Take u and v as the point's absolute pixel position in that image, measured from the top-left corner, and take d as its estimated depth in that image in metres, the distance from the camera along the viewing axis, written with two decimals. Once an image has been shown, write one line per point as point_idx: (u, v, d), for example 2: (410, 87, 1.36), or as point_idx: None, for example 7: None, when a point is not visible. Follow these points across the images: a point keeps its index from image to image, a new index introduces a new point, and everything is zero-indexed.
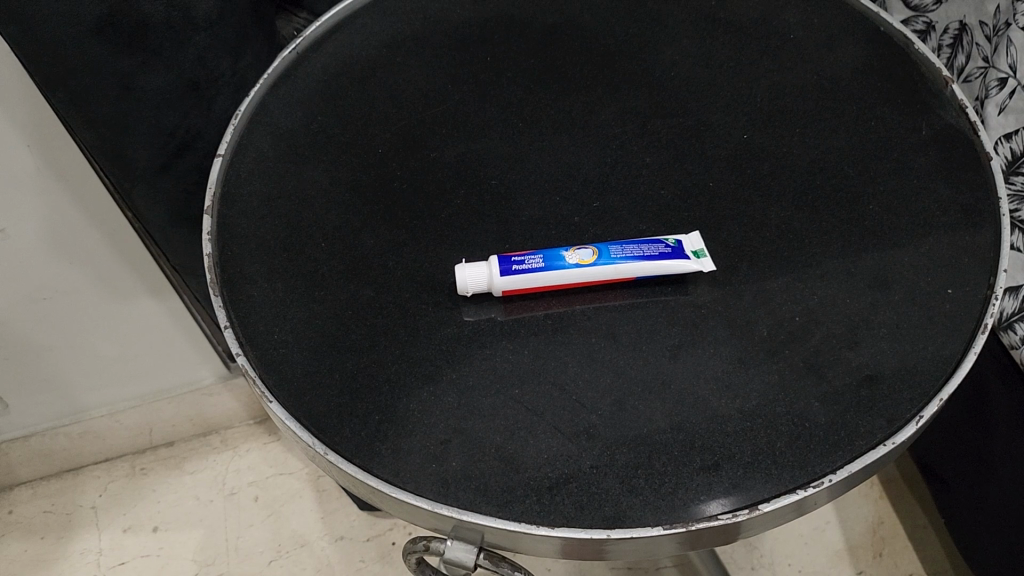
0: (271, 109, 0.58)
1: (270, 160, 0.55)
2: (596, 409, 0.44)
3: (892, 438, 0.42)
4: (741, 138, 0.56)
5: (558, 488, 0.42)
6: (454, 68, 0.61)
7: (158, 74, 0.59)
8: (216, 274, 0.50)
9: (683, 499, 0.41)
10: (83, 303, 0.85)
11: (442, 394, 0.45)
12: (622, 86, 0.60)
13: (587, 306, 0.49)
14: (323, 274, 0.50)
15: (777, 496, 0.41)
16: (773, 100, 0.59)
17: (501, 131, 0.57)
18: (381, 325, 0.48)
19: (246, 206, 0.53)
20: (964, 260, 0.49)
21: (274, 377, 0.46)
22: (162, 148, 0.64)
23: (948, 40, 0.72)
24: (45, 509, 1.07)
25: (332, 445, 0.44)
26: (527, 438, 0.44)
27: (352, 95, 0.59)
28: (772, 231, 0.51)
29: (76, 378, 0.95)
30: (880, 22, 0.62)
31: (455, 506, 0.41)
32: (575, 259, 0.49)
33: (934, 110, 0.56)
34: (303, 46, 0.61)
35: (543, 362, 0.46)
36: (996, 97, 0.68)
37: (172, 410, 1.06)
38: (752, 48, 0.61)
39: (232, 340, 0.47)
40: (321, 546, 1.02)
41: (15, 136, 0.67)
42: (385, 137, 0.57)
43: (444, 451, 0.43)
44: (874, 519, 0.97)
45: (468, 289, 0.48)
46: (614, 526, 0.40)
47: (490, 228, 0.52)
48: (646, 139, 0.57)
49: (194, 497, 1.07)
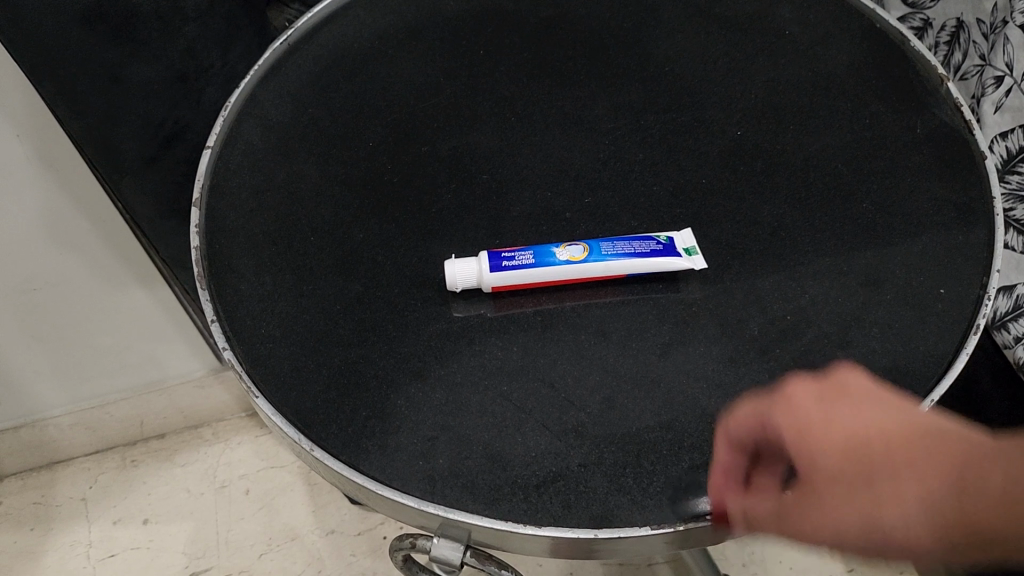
0: (263, 101, 0.57)
1: (260, 152, 0.55)
2: (585, 408, 0.44)
3: None
4: (735, 134, 0.56)
5: (546, 487, 0.41)
6: (447, 61, 0.60)
7: (148, 65, 0.58)
8: (204, 267, 0.49)
9: (672, 498, 0.41)
10: (73, 293, 0.84)
11: (429, 391, 0.45)
12: (615, 80, 0.59)
13: (577, 303, 0.48)
14: (312, 269, 0.50)
15: None
16: (768, 96, 0.58)
17: (493, 125, 0.57)
18: (369, 320, 0.47)
19: (235, 199, 0.52)
20: (957, 259, 0.49)
21: (260, 373, 0.45)
22: (151, 140, 0.63)
23: (944, 37, 0.72)
24: (36, 500, 1.06)
25: (318, 441, 0.43)
26: (516, 435, 0.43)
27: (343, 87, 0.58)
28: (765, 229, 0.51)
29: (68, 369, 0.95)
30: (876, 19, 0.61)
31: (442, 504, 0.41)
32: (566, 256, 0.49)
33: (928, 108, 0.56)
34: (295, 37, 0.61)
35: (532, 359, 0.46)
36: (992, 96, 0.68)
37: (164, 402, 1.06)
38: (748, 44, 0.61)
39: (220, 334, 0.46)
40: (312, 540, 1.02)
41: (5, 125, 0.66)
42: (375, 130, 0.56)
43: (431, 448, 0.43)
44: None
45: (457, 285, 0.48)
46: (601, 526, 0.40)
47: (481, 223, 0.52)
48: (639, 135, 0.56)
49: (185, 489, 1.06)
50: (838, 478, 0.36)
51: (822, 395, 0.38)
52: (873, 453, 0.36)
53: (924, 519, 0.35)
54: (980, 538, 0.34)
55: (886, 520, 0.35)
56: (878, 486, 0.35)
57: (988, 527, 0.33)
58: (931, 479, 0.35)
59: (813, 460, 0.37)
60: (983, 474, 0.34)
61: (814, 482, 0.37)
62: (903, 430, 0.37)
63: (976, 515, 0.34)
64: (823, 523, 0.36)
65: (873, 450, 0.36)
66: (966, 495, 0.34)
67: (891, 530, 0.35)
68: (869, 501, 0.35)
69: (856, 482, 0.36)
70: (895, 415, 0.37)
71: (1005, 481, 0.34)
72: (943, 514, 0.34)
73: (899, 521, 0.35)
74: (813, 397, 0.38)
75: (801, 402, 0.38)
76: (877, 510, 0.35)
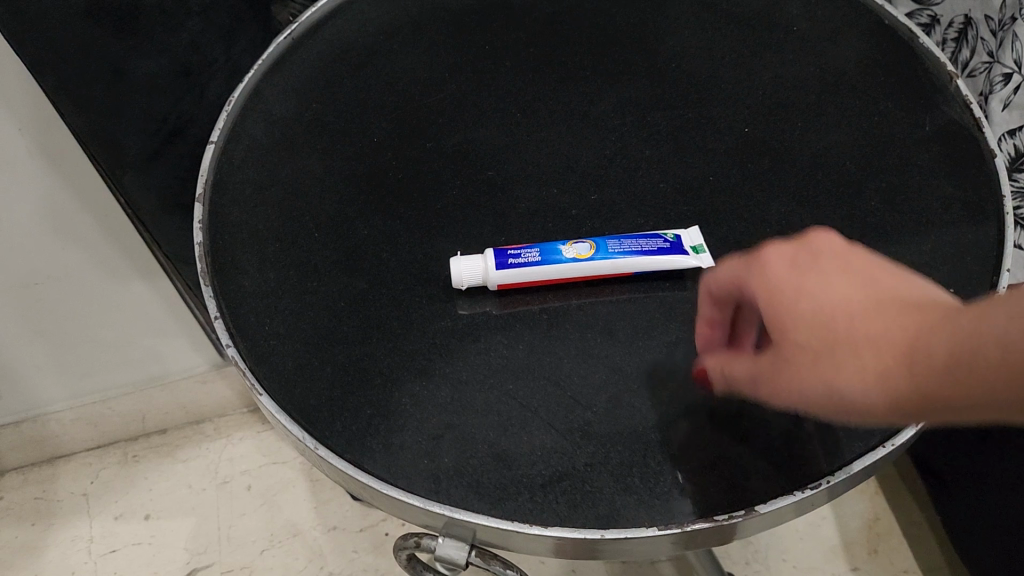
0: (267, 95, 0.57)
1: (264, 148, 0.54)
2: (592, 406, 0.44)
3: (891, 440, 0.42)
4: (742, 131, 0.56)
5: (552, 486, 0.41)
6: (452, 56, 0.60)
7: (151, 59, 0.58)
8: (208, 263, 0.49)
9: (679, 499, 0.41)
10: (75, 288, 0.84)
11: (434, 389, 0.44)
12: (622, 76, 0.59)
13: (583, 300, 0.48)
14: (316, 266, 0.49)
15: (774, 498, 0.40)
16: (775, 92, 0.58)
17: (499, 120, 0.56)
18: (373, 317, 0.47)
19: (239, 194, 0.52)
20: (967, 258, 0.48)
21: (264, 370, 0.45)
22: (153, 135, 0.63)
23: (952, 34, 0.72)
24: (37, 495, 1.06)
25: (322, 440, 0.43)
26: (522, 434, 0.43)
27: (347, 82, 0.58)
28: (773, 227, 0.51)
29: (69, 364, 0.94)
30: (885, 15, 0.61)
31: (447, 504, 0.40)
32: (572, 253, 0.48)
33: (937, 105, 0.56)
34: (299, 31, 0.60)
35: (538, 358, 0.46)
36: (1000, 93, 0.67)
37: (166, 397, 1.05)
38: (756, 40, 0.60)
39: (223, 331, 0.46)
40: (313, 536, 1.02)
41: (7, 118, 0.65)
42: (380, 125, 0.56)
43: (436, 447, 0.43)
44: (871, 516, 0.97)
45: (463, 282, 0.47)
46: (607, 527, 0.40)
47: (487, 220, 0.52)
48: (646, 131, 0.56)
49: (186, 485, 1.06)
50: (798, 345, 0.38)
51: (797, 262, 0.40)
52: (841, 319, 0.38)
53: (876, 385, 0.36)
54: (930, 403, 0.35)
55: (843, 388, 0.37)
56: (837, 353, 0.37)
57: (940, 393, 0.34)
58: (889, 350, 0.36)
59: (781, 326, 0.39)
60: (934, 349, 0.35)
61: (781, 347, 0.39)
62: (870, 302, 0.38)
63: (924, 384, 0.35)
64: (790, 389, 0.38)
65: (837, 319, 0.38)
66: (923, 367, 0.35)
67: (851, 399, 0.36)
68: (828, 367, 0.37)
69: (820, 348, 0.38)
70: (863, 286, 0.39)
71: (955, 345, 0.34)
72: (898, 383, 0.36)
73: (856, 391, 0.36)
74: (786, 270, 0.40)
75: (773, 271, 0.40)
76: (834, 377, 0.37)
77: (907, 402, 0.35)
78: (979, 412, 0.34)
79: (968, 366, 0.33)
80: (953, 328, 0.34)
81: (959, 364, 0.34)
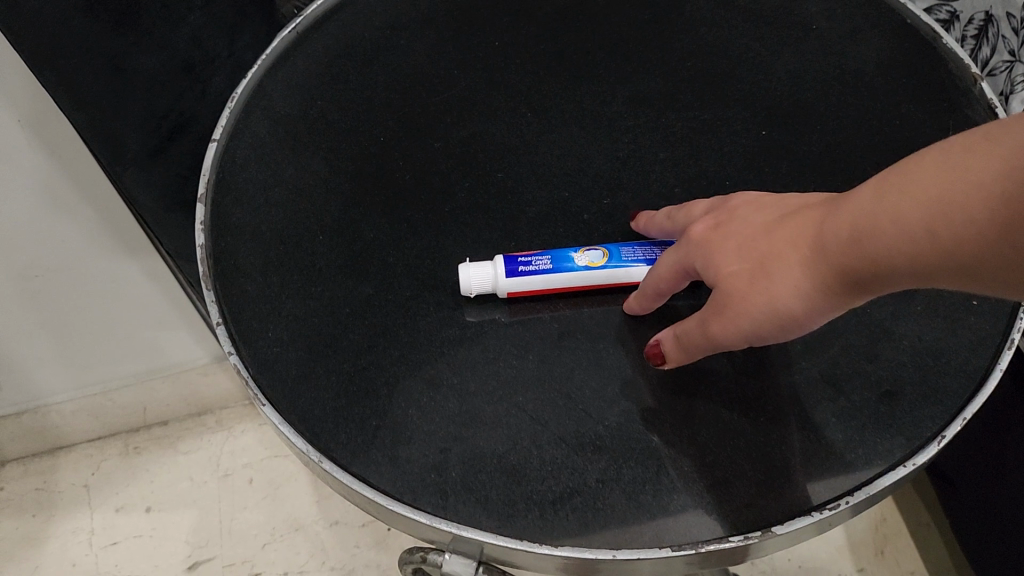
0: (270, 92, 0.55)
1: (268, 147, 0.53)
2: (604, 420, 0.43)
3: (912, 459, 0.40)
4: (759, 134, 0.54)
5: (562, 503, 0.40)
6: (461, 52, 0.58)
7: (152, 53, 0.56)
8: (209, 267, 0.47)
9: (693, 518, 0.40)
10: (76, 281, 0.83)
11: (442, 400, 0.43)
12: (635, 74, 0.57)
13: (594, 309, 0.47)
14: (322, 270, 0.48)
15: (791, 519, 0.39)
16: (793, 93, 0.56)
17: (509, 120, 0.55)
18: (380, 325, 0.46)
19: (241, 195, 0.51)
20: None
21: (267, 378, 0.44)
22: (154, 131, 0.61)
23: (972, 31, 0.70)
24: (38, 486, 1.05)
25: (327, 452, 0.42)
26: (532, 449, 0.42)
27: (354, 79, 0.56)
28: None
29: (71, 355, 0.93)
30: (907, 14, 0.59)
31: (453, 520, 0.39)
32: (584, 261, 0.47)
33: (961, 108, 0.54)
34: (304, 25, 0.58)
35: (549, 369, 0.45)
36: (1021, 94, 0.66)
37: (167, 389, 1.04)
38: (773, 38, 0.59)
39: (225, 338, 0.45)
40: (315, 530, 1.01)
41: (6, 111, 0.63)
42: (387, 124, 0.54)
43: (444, 461, 0.41)
44: (877, 516, 0.96)
45: (473, 290, 0.46)
46: (619, 547, 0.39)
47: (497, 224, 0.50)
48: (660, 132, 0.54)
49: (188, 477, 1.06)
50: (736, 279, 0.41)
51: (718, 221, 0.44)
52: (762, 245, 0.41)
53: (807, 285, 0.39)
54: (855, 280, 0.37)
55: (781, 299, 0.39)
56: (765, 272, 0.40)
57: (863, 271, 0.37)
58: (805, 251, 0.39)
59: (714, 266, 0.42)
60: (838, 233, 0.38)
61: (719, 282, 0.42)
62: (777, 222, 0.41)
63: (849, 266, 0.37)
64: (733, 313, 0.40)
65: (759, 244, 0.41)
66: (839, 257, 0.37)
67: (791, 309, 0.39)
68: (762, 283, 0.40)
69: (752, 273, 0.40)
70: (774, 213, 0.42)
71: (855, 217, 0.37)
72: (825, 276, 0.38)
73: (792, 299, 0.39)
74: (708, 228, 0.44)
75: (699, 232, 0.44)
76: (770, 289, 0.40)
77: (835, 287, 0.38)
78: (896, 277, 0.36)
79: (871, 239, 0.36)
80: (850, 215, 0.37)
81: (864, 237, 0.36)
